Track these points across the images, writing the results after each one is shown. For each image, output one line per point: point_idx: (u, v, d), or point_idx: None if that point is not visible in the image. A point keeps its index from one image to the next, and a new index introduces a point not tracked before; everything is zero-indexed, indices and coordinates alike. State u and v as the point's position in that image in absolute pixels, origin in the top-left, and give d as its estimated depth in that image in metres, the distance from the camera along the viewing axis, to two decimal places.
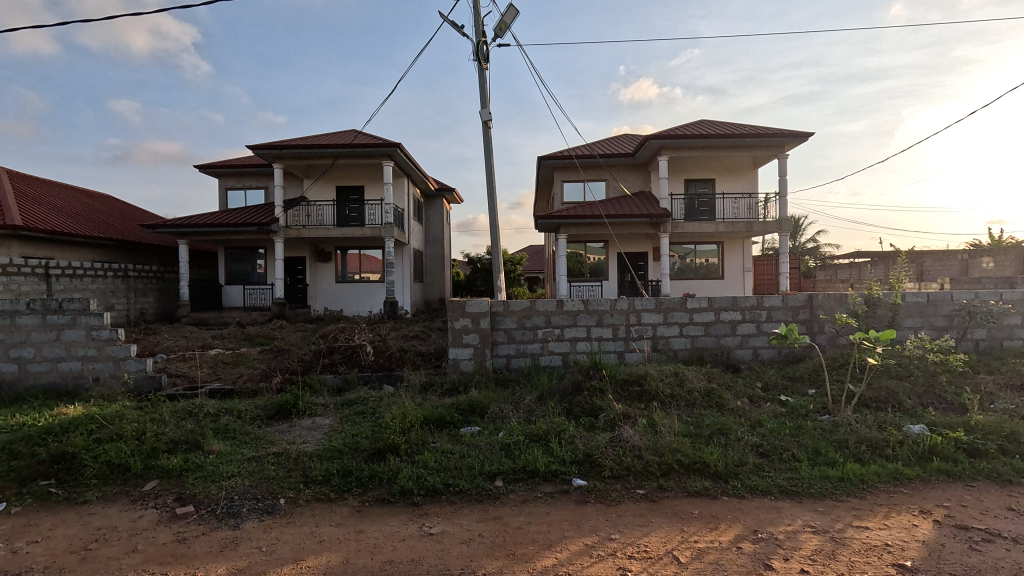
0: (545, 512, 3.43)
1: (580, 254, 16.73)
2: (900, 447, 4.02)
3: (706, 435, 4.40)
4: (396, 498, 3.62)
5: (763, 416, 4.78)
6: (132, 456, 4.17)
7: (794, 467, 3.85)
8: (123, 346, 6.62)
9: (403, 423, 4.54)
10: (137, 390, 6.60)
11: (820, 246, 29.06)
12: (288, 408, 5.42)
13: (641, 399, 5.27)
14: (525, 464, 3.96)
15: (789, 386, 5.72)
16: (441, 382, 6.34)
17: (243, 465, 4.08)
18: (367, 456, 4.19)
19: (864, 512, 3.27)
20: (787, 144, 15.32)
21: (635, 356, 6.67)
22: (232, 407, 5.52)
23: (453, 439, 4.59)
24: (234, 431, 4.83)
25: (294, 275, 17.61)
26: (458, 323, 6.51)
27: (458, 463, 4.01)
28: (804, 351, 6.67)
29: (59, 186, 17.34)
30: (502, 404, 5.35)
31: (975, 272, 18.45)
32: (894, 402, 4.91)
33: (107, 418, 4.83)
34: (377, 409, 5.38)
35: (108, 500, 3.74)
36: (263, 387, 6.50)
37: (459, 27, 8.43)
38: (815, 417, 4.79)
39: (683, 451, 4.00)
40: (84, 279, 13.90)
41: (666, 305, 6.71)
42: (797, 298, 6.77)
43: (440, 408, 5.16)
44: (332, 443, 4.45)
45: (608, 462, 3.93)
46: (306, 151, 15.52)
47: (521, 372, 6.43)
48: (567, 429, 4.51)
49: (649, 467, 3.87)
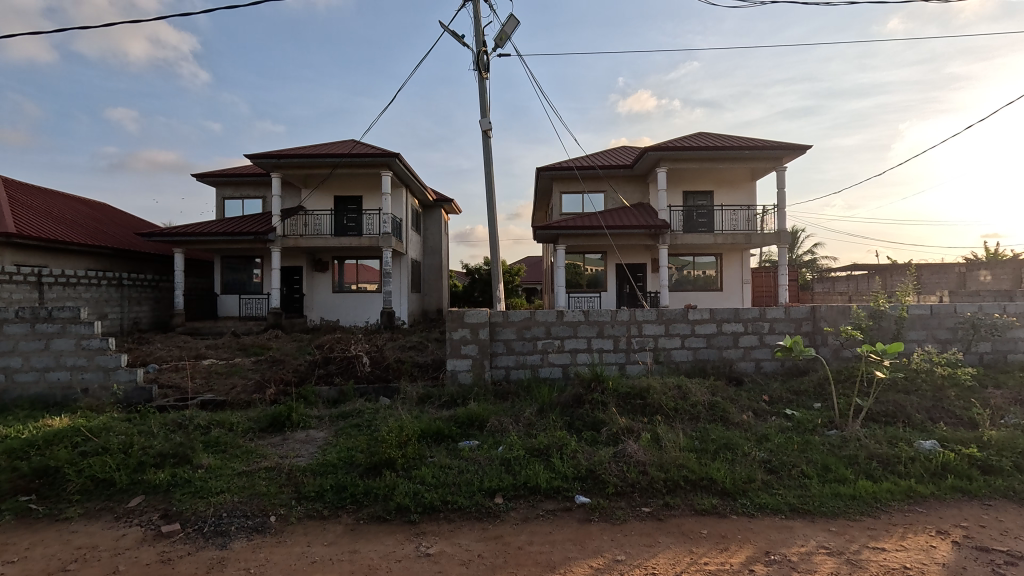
0: (548, 531, 3.29)
1: (579, 265, 16.68)
2: (913, 463, 3.91)
3: (712, 450, 4.26)
4: (392, 515, 3.48)
5: (769, 431, 4.66)
6: (117, 471, 4.03)
7: (804, 484, 3.73)
8: (114, 356, 6.49)
9: (399, 437, 4.41)
10: (126, 401, 6.42)
11: (817, 259, 29.22)
12: (282, 421, 5.28)
13: (645, 412, 5.14)
14: (526, 480, 3.82)
15: (793, 400, 5.61)
16: (440, 395, 6.19)
17: (233, 481, 3.93)
18: (362, 471, 4.06)
19: (879, 532, 3.15)
20: (785, 156, 15.36)
21: (637, 368, 6.56)
22: (224, 419, 5.36)
23: (452, 453, 4.46)
24: (225, 444, 4.66)
25: (290, 285, 17.65)
26: (456, 333, 6.39)
27: (457, 480, 3.86)
28: (808, 364, 6.54)
29: (55, 194, 17.24)
30: (501, 416, 5.22)
31: (973, 285, 18.50)
32: (903, 417, 4.79)
33: (95, 430, 4.68)
34: (373, 422, 5.23)
35: (92, 517, 3.58)
36: (256, 399, 6.35)
37: (461, 37, 8.42)
38: (822, 432, 4.66)
39: (689, 467, 3.87)
40: (78, 287, 13.69)
41: (667, 316, 6.61)
42: (800, 310, 6.69)
43: (438, 422, 5.03)
44: (325, 457, 4.31)
45: (612, 478, 3.80)
46: (305, 161, 15.46)
47: (521, 384, 6.30)
48: (569, 443, 4.38)
49: (654, 483, 3.73)
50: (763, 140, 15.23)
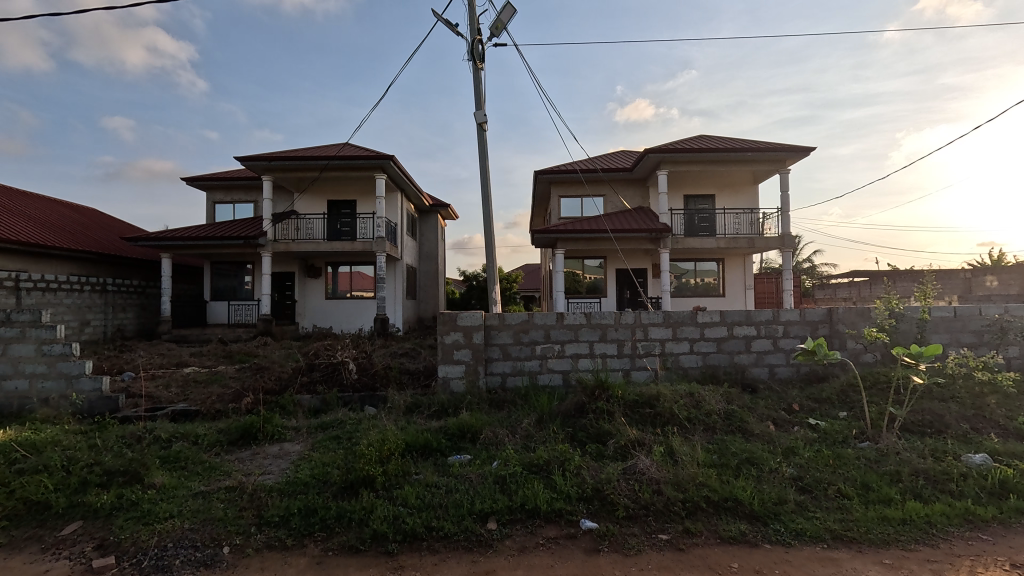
0: (549, 564, 2.78)
1: (577, 272, 16.25)
2: (966, 481, 3.43)
3: (733, 466, 3.76)
4: (366, 545, 2.97)
5: (795, 443, 4.18)
6: (55, 492, 3.53)
7: (843, 506, 3.24)
8: (78, 362, 5.97)
9: (380, 451, 3.91)
10: (89, 411, 5.89)
11: (818, 267, 28.81)
12: (253, 433, 4.77)
13: (655, 423, 4.64)
14: (523, 502, 3.32)
15: (815, 408, 5.14)
16: (429, 404, 5.67)
17: (187, 503, 3.42)
18: (337, 490, 3.55)
19: (943, 566, 2.65)
20: (788, 158, 15.01)
21: (643, 374, 6.07)
22: (189, 431, 4.85)
23: (440, 469, 3.96)
24: (186, 460, 4.16)
25: (282, 291, 17.11)
26: (449, 338, 5.89)
27: (444, 502, 3.36)
28: (828, 370, 6.04)
29: (39, 197, 16.81)
30: (496, 428, 4.72)
31: (979, 291, 18.06)
32: (943, 428, 4.31)
33: (37, 444, 4.17)
34: (354, 434, 4.72)
35: (15, 547, 3.06)
36: (231, 409, 5.83)
37: (454, 26, 8.01)
38: (855, 445, 4.18)
39: (710, 486, 3.38)
40: (58, 293, 13.23)
41: (674, 319, 6.13)
42: (815, 312, 6.23)
43: (426, 433, 4.53)
44: (297, 475, 3.81)
45: (622, 499, 3.30)
46: (297, 163, 15.03)
47: (518, 392, 5.79)
48: (572, 458, 3.88)
49: (670, 505, 3.24)
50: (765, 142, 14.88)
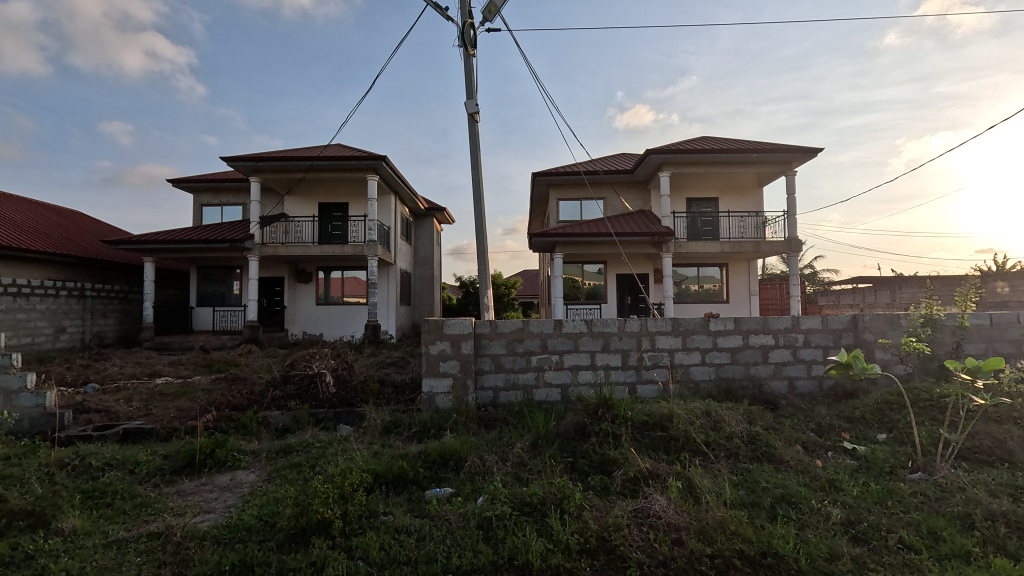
0: None
1: (577, 278, 15.62)
2: None
3: (766, 505, 3.11)
4: None
5: (836, 475, 3.52)
6: None
7: (912, 564, 2.59)
8: (18, 376, 5.32)
9: (343, 485, 3.26)
10: (29, 431, 5.22)
11: (819, 273, 28.26)
12: (202, 460, 4.10)
13: (669, 449, 3.98)
14: (512, 556, 2.67)
15: (850, 429, 4.47)
16: (410, 422, 5.01)
17: (95, 557, 2.76)
18: (284, 538, 2.88)
19: None
20: (794, 161, 14.45)
21: (650, 389, 5.43)
22: (128, 457, 4.18)
23: (414, 507, 3.31)
24: (115, 495, 3.50)
25: (271, 296, 16.45)
26: (434, 348, 5.22)
27: (414, 556, 2.71)
28: (857, 385, 5.39)
29: (17, 199, 16.21)
30: (483, 453, 4.07)
31: (989, 297, 17.47)
32: (1007, 458, 3.67)
33: None
34: (319, 462, 4.06)
35: None
36: (187, 429, 5.16)
37: (444, 9, 7.42)
38: (904, 476, 3.55)
39: (744, 535, 2.73)
40: (31, 298, 12.51)
41: (684, 327, 5.49)
42: (838, 319, 5.61)
43: (401, 460, 3.88)
44: (240, 516, 3.15)
45: (634, 553, 2.66)
46: (285, 163, 14.41)
47: (511, 409, 5.15)
48: (573, 494, 3.22)
49: (696, 563, 2.58)
50: (769, 143, 14.29)
